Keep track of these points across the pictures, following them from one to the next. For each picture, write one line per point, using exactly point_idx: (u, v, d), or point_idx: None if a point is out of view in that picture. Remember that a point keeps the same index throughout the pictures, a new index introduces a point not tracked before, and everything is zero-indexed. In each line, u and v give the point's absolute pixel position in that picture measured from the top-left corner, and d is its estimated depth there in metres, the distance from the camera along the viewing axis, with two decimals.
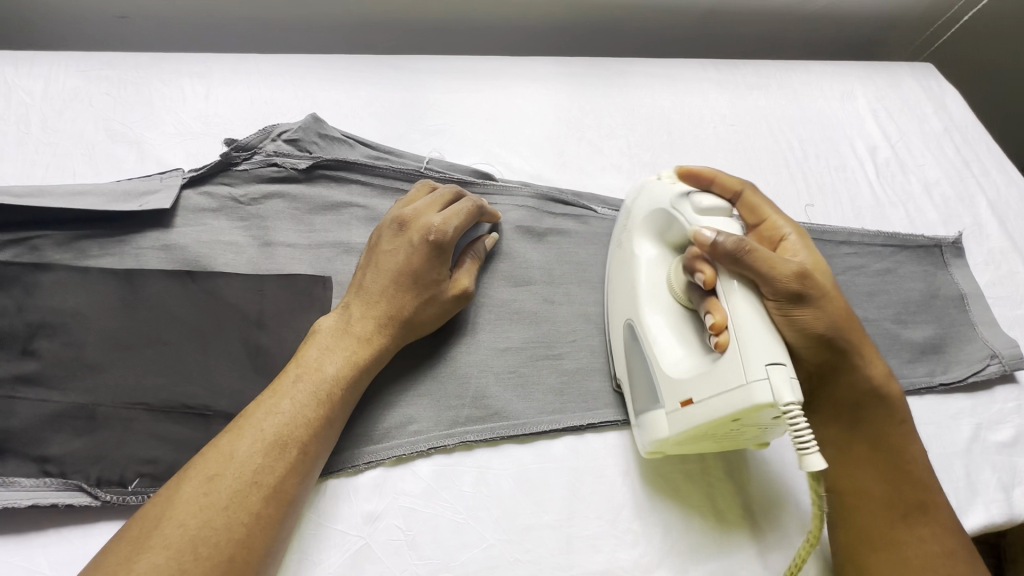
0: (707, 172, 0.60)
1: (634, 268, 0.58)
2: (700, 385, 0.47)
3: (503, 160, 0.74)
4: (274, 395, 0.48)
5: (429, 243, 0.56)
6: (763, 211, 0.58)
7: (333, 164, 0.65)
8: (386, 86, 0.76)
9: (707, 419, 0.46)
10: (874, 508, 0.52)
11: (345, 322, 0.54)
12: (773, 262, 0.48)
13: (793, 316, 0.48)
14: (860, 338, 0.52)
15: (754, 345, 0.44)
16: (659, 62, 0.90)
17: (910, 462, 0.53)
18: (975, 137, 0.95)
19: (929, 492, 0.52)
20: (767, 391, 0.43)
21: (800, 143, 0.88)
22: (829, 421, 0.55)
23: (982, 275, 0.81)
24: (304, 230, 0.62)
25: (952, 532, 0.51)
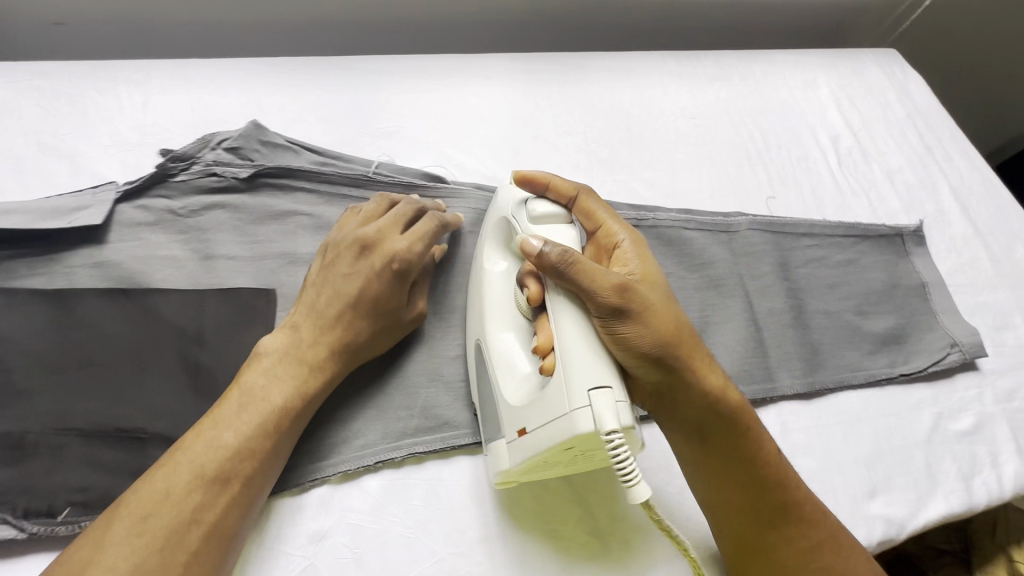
0: (543, 178, 0.57)
1: (484, 283, 0.56)
2: (533, 414, 0.46)
3: (456, 161, 0.72)
4: (215, 427, 0.46)
5: (391, 271, 0.54)
6: (599, 215, 0.54)
7: (276, 172, 0.63)
8: (334, 89, 0.74)
9: (537, 448, 0.45)
10: (743, 517, 0.50)
11: (293, 346, 0.52)
12: (593, 274, 0.46)
13: (614, 331, 0.46)
14: (696, 353, 0.48)
15: (580, 369, 0.44)
16: (619, 56, 0.89)
17: (770, 464, 0.50)
18: (938, 123, 0.95)
19: (790, 492, 0.50)
20: (587, 419, 0.42)
21: (761, 134, 0.87)
22: (682, 441, 0.51)
23: (944, 262, 0.81)
24: (245, 241, 0.61)
25: (824, 526, 0.50)
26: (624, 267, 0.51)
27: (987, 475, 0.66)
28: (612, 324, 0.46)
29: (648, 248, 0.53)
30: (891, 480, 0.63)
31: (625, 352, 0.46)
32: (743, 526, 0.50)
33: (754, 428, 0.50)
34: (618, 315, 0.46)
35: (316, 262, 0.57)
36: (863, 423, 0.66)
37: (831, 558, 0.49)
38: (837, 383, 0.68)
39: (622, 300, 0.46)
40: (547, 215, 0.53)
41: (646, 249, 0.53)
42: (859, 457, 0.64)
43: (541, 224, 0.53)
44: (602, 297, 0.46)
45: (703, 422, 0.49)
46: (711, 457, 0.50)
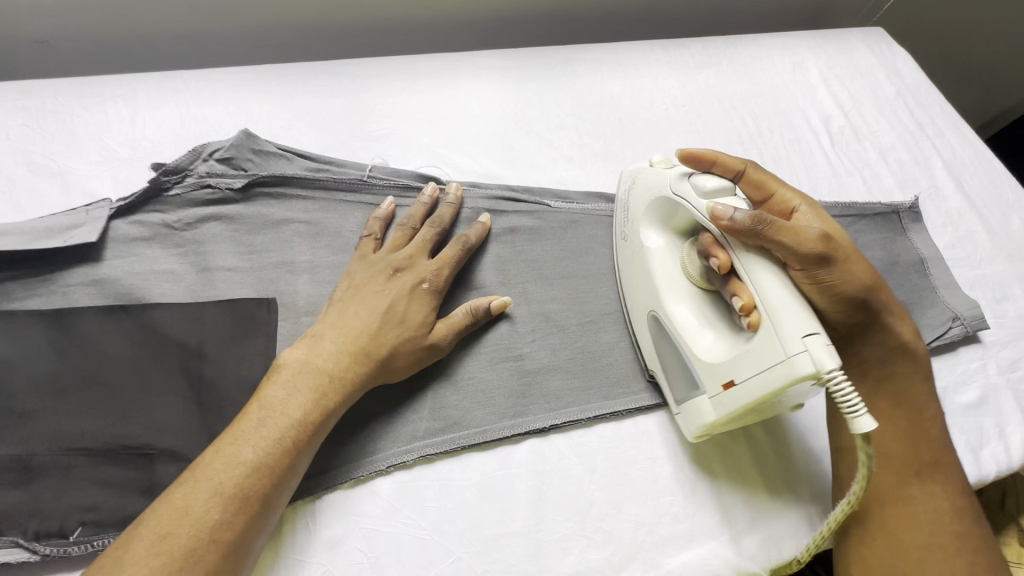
0: (707, 153, 0.56)
1: (650, 258, 0.59)
2: (740, 367, 0.49)
3: (449, 161, 0.72)
4: (235, 443, 0.46)
5: (423, 290, 0.57)
6: (769, 182, 0.55)
7: (270, 181, 0.63)
8: (323, 94, 0.73)
9: (750, 400, 0.48)
10: (890, 467, 0.52)
11: (311, 355, 0.52)
12: (797, 232, 0.48)
13: (822, 281, 0.49)
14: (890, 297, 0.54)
15: (786, 320, 0.46)
16: (607, 47, 0.88)
17: (929, 420, 0.54)
18: (928, 99, 0.96)
19: (942, 451, 0.53)
20: (809, 360, 0.44)
21: (753, 118, 0.87)
22: (861, 384, 0.55)
23: (941, 237, 0.81)
24: (243, 252, 0.60)
25: (965, 492, 0.52)
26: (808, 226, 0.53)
27: (994, 446, 0.66)
28: (817, 272, 0.48)
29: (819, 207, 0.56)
30: None
31: (828, 298, 0.50)
32: (885, 475, 0.52)
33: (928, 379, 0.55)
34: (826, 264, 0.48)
35: (343, 279, 0.58)
36: None
37: (970, 524, 0.50)
38: None
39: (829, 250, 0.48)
40: (724, 186, 0.53)
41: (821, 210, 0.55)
42: None
43: (717, 197, 0.53)
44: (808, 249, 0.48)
45: (885, 361, 0.54)
46: (879, 403, 0.54)
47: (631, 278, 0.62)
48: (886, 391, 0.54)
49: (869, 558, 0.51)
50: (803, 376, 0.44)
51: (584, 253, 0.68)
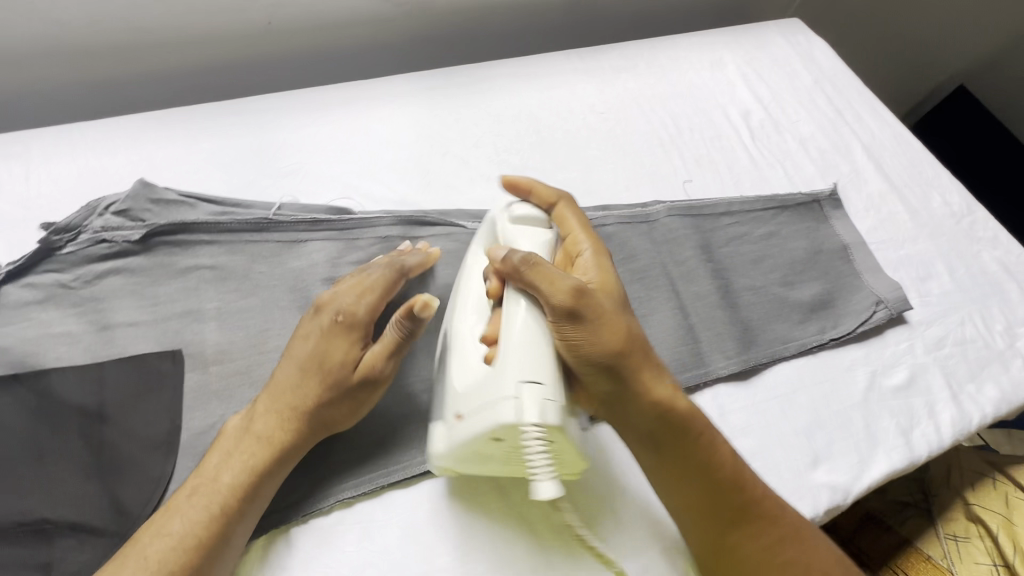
0: (525, 183, 0.61)
1: (467, 267, 0.57)
2: (468, 397, 0.47)
3: (364, 191, 0.71)
4: (165, 514, 0.46)
5: (336, 325, 0.52)
6: (568, 225, 0.58)
7: (170, 229, 0.61)
8: (230, 133, 0.72)
9: (469, 436, 0.46)
10: (709, 521, 0.50)
11: (248, 421, 0.51)
12: (552, 278, 0.49)
13: (567, 336, 0.47)
14: (645, 360, 0.50)
15: (512, 363, 0.45)
16: (523, 60, 0.88)
17: (721, 467, 0.51)
18: (845, 85, 0.97)
19: (747, 491, 0.51)
20: (512, 409, 0.44)
21: (672, 119, 0.87)
22: (634, 445, 0.52)
23: (864, 222, 0.83)
24: (146, 305, 0.58)
25: (778, 524, 0.51)
26: (584, 275, 0.54)
27: (925, 427, 0.67)
28: (566, 326, 0.48)
29: (609, 257, 0.56)
30: (832, 446, 0.64)
31: (573, 357, 0.48)
32: (705, 530, 0.50)
33: (703, 433, 0.51)
34: (574, 317, 0.48)
35: (295, 329, 0.58)
36: (800, 394, 0.67)
37: (796, 553, 0.50)
38: (771, 356, 0.68)
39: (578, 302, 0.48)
40: (531, 217, 0.57)
41: (608, 260, 0.56)
42: (798, 428, 0.64)
43: (519, 224, 0.57)
44: (559, 299, 0.48)
45: (648, 428, 0.50)
46: (666, 459, 0.51)
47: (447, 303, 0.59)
48: (669, 448, 0.51)
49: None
50: (505, 423, 0.44)
51: None
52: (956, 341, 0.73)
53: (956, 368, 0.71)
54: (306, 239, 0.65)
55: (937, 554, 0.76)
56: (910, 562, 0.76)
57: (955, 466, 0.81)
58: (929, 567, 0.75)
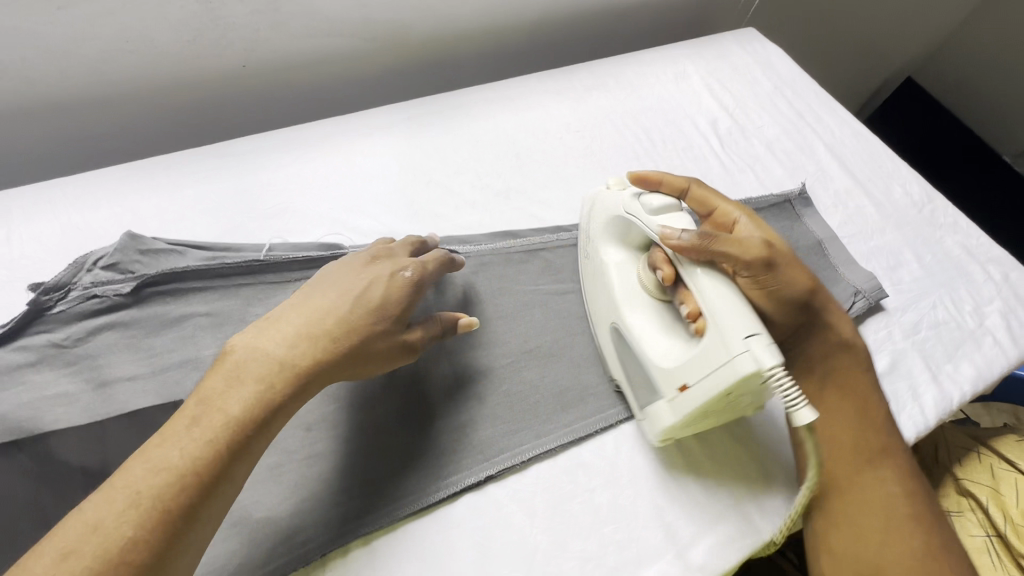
0: (654, 175, 0.64)
1: (608, 271, 0.64)
2: (691, 370, 0.52)
3: (352, 225, 0.72)
4: (162, 442, 0.41)
5: (399, 281, 0.54)
6: (711, 200, 0.62)
7: (162, 278, 0.61)
8: (214, 178, 0.72)
9: (705, 399, 0.51)
10: (849, 455, 0.58)
11: (262, 345, 0.47)
12: (739, 243, 0.54)
13: (767, 288, 0.56)
14: (826, 298, 0.62)
15: (728, 321, 0.49)
16: (497, 85, 0.91)
17: (874, 411, 0.60)
18: (803, 89, 1.02)
19: (887, 440, 0.59)
20: (750, 360, 0.47)
21: (645, 132, 0.90)
22: (838, 393, 0.61)
23: (834, 217, 0.87)
24: (143, 357, 0.58)
25: (910, 476, 0.57)
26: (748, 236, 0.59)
27: (911, 409, 0.70)
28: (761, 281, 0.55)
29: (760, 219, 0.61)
30: None
31: (772, 300, 0.57)
32: (844, 468, 0.57)
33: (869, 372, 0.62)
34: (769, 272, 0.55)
35: (318, 275, 0.56)
36: None
37: (922, 504, 0.56)
38: None
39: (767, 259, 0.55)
40: (667, 203, 0.59)
41: (760, 220, 0.61)
42: None
43: (660, 215, 0.58)
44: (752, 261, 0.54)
45: (828, 358, 0.62)
46: (838, 400, 0.60)
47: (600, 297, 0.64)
48: (833, 386, 0.61)
49: (830, 536, 0.56)
50: (746, 375, 0.47)
51: (497, 295, 0.69)
52: (930, 325, 0.77)
53: (932, 350, 0.75)
54: (300, 278, 0.65)
55: None
56: None
57: (941, 444, 0.86)
58: None
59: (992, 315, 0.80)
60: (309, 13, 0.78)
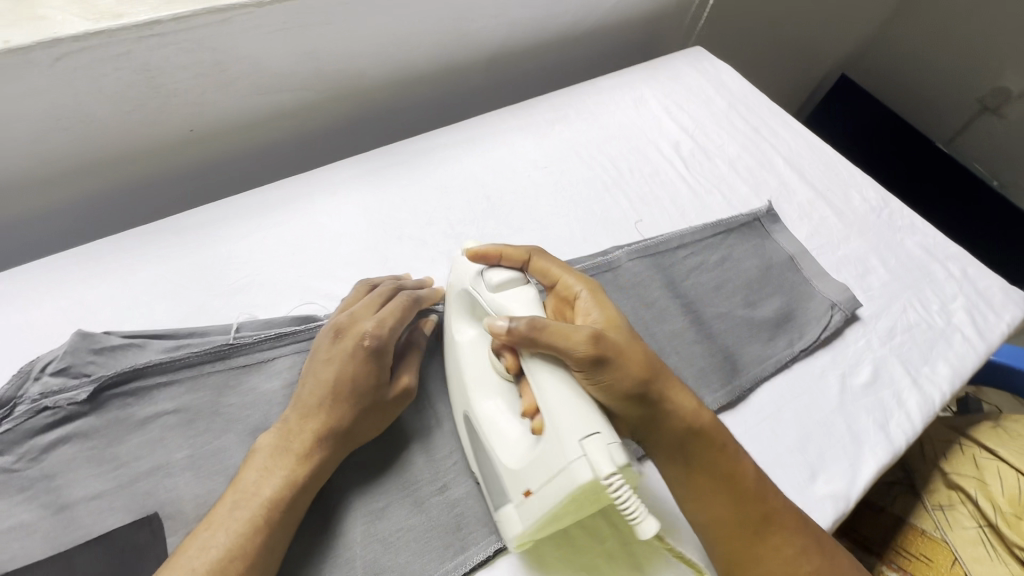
0: (494, 250, 0.60)
1: (458, 351, 0.59)
2: (533, 473, 0.48)
3: (325, 292, 0.69)
4: (210, 528, 0.47)
5: (366, 349, 0.55)
6: (554, 272, 0.59)
7: (121, 378, 0.56)
8: (170, 258, 0.68)
9: (546, 508, 0.47)
10: (733, 535, 0.53)
11: (282, 438, 0.52)
12: (565, 332, 0.49)
13: (597, 380, 0.49)
14: (666, 375, 0.53)
15: (565, 423, 0.46)
16: (459, 127, 0.89)
17: (744, 481, 0.53)
18: (755, 104, 1.05)
19: (770, 504, 0.53)
20: (586, 467, 0.44)
21: (612, 162, 0.90)
22: (692, 474, 0.53)
23: (802, 230, 0.89)
24: (106, 471, 0.53)
25: (804, 532, 0.54)
26: (587, 317, 0.55)
27: (897, 417, 0.71)
28: (596, 372, 0.49)
29: (604, 293, 0.58)
30: (825, 456, 0.67)
31: (608, 394, 0.50)
32: (734, 544, 0.53)
33: (727, 444, 0.54)
34: (601, 361, 0.49)
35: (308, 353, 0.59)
36: (784, 410, 0.69)
37: (818, 562, 0.53)
38: (752, 380, 0.71)
39: (597, 349, 0.49)
40: (508, 279, 0.57)
41: (603, 296, 0.57)
42: (791, 445, 0.67)
43: (503, 292, 0.57)
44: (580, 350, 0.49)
45: (683, 444, 0.53)
46: (699, 479, 0.53)
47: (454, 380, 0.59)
48: (697, 468, 0.53)
49: None
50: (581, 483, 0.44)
51: None
52: (904, 328, 0.80)
53: (909, 354, 0.77)
54: (274, 357, 0.61)
55: (930, 526, 0.81)
56: (909, 539, 0.81)
57: (926, 443, 0.88)
58: (925, 541, 0.80)
59: (958, 312, 0.83)
60: (257, 71, 0.75)
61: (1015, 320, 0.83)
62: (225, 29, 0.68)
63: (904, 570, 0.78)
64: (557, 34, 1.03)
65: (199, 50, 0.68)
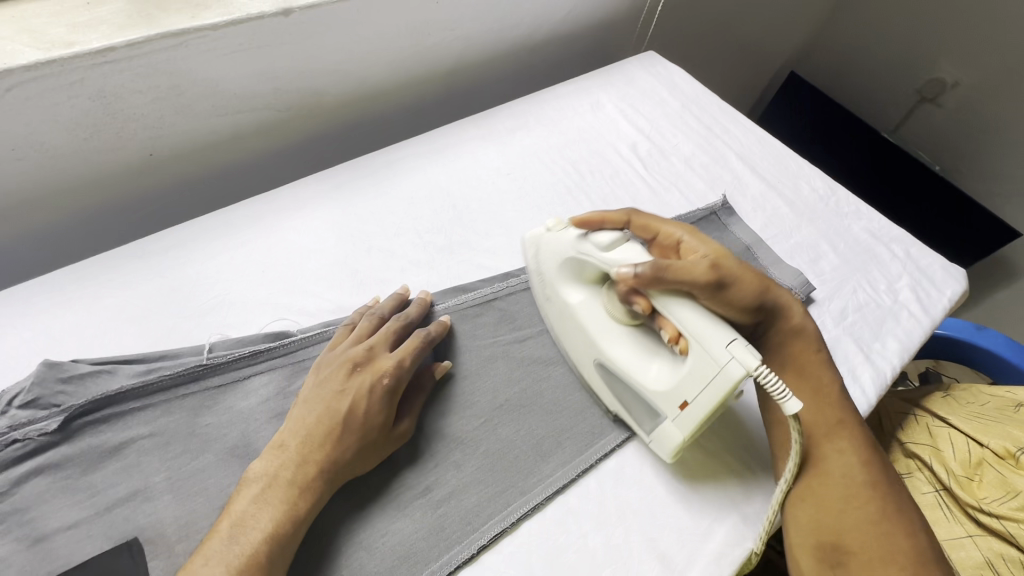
0: (596, 216, 0.69)
1: (573, 312, 0.67)
2: (691, 385, 0.56)
3: (297, 308, 0.69)
4: (200, 562, 0.47)
5: (383, 388, 0.57)
6: (653, 225, 0.70)
7: (93, 406, 0.56)
8: (136, 282, 0.68)
9: (710, 406, 0.55)
10: (819, 434, 0.63)
11: (277, 470, 0.52)
12: (686, 267, 0.58)
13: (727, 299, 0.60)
14: (777, 291, 0.67)
15: (707, 335, 0.54)
16: (421, 139, 0.91)
17: (828, 390, 0.66)
18: (707, 104, 1.10)
19: (842, 413, 0.64)
20: (737, 365, 0.52)
21: (573, 166, 0.94)
22: (800, 376, 0.67)
23: (756, 221, 0.93)
24: (81, 499, 0.52)
25: (870, 449, 0.62)
26: (695, 253, 0.67)
27: (853, 391, 0.76)
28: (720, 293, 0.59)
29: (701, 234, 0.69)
30: None
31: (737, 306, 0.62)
32: (818, 446, 0.62)
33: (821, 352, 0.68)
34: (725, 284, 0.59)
35: (309, 381, 0.59)
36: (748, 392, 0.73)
37: (875, 473, 0.60)
38: None
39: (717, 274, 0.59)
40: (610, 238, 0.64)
41: (702, 236, 0.68)
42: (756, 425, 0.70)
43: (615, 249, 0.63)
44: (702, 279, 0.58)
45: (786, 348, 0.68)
46: (794, 384, 0.66)
47: (573, 333, 0.67)
48: (790, 373, 0.67)
49: (807, 521, 0.58)
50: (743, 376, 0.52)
51: (458, 354, 0.68)
52: (855, 308, 0.85)
53: (861, 331, 0.82)
54: (249, 375, 0.62)
55: None
56: None
57: (884, 416, 0.95)
58: None
59: (903, 290, 0.88)
60: (215, 93, 0.75)
61: (955, 295, 0.89)
62: (181, 52, 0.68)
63: None
64: (513, 44, 1.06)
65: (155, 74, 0.68)
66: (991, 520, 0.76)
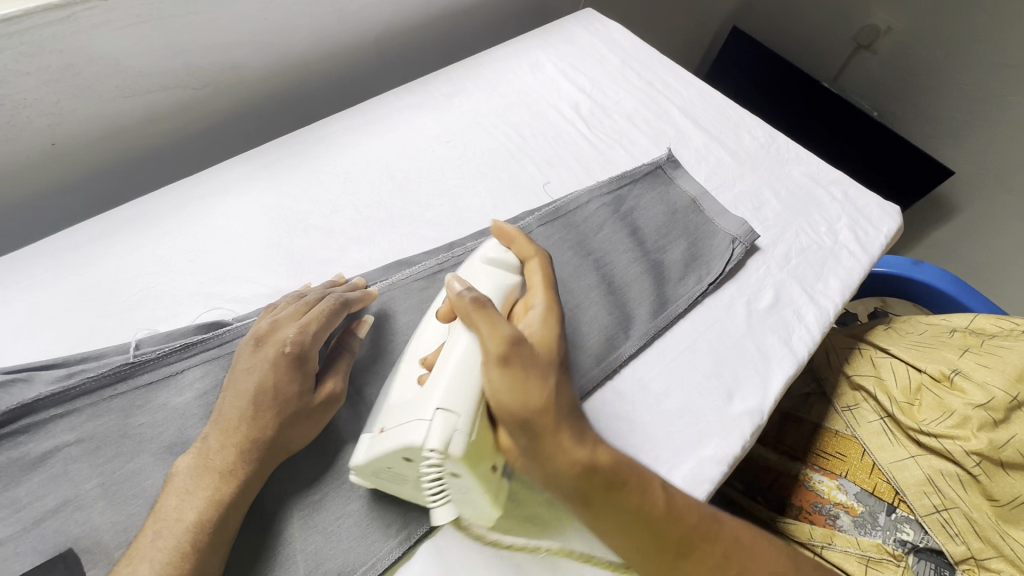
0: (512, 232, 0.63)
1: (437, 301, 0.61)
2: (395, 416, 0.51)
3: (230, 296, 0.66)
4: (131, 562, 0.45)
5: (287, 357, 0.54)
6: (535, 282, 0.60)
7: (8, 416, 0.52)
8: (49, 283, 0.63)
9: (386, 449, 0.49)
10: (649, 558, 0.52)
11: (202, 457, 0.50)
12: (491, 331, 0.51)
13: (496, 386, 0.50)
14: (568, 419, 0.51)
15: (447, 386, 0.49)
16: (355, 111, 0.87)
17: (643, 517, 0.51)
18: (647, 59, 1.08)
19: (684, 525, 0.52)
20: (426, 432, 0.47)
21: (515, 130, 0.91)
22: (588, 509, 0.52)
23: (701, 173, 0.93)
24: (6, 515, 0.49)
25: (723, 555, 0.53)
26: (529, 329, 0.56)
27: (799, 331, 0.78)
28: (497, 371, 0.50)
29: (563, 326, 0.57)
30: (738, 378, 0.72)
31: (494, 404, 0.50)
32: (653, 562, 0.52)
33: (632, 483, 0.51)
34: (507, 365, 0.50)
35: (230, 367, 0.57)
36: (699, 341, 0.74)
37: (740, 563, 0.53)
38: (665, 321, 0.74)
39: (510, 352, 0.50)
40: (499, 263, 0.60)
41: (555, 327, 0.56)
42: (707, 372, 0.71)
43: (487, 257, 0.61)
44: (494, 347, 0.51)
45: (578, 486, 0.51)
46: (620, 503, 0.51)
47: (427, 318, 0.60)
48: (598, 503, 0.51)
49: None
50: (414, 445, 0.47)
51: (404, 330, 0.66)
52: (798, 252, 0.87)
53: (804, 274, 0.84)
54: (181, 368, 0.58)
55: (842, 426, 0.89)
56: (826, 440, 0.89)
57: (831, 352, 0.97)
58: (839, 439, 0.88)
59: (843, 231, 0.91)
60: (118, 72, 0.69)
61: (891, 231, 0.92)
62: (69, 27, 0.62)
63: (823, 468, 0.87)
64: (445, 6, 1.01)
65: (42, 54, 0.62)
66: (931, 440, 0.80)
